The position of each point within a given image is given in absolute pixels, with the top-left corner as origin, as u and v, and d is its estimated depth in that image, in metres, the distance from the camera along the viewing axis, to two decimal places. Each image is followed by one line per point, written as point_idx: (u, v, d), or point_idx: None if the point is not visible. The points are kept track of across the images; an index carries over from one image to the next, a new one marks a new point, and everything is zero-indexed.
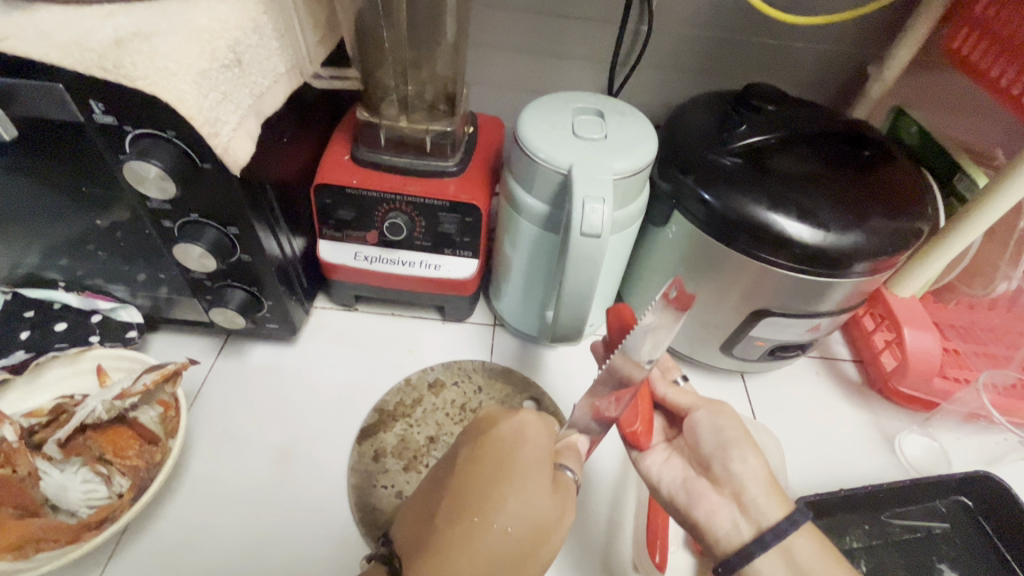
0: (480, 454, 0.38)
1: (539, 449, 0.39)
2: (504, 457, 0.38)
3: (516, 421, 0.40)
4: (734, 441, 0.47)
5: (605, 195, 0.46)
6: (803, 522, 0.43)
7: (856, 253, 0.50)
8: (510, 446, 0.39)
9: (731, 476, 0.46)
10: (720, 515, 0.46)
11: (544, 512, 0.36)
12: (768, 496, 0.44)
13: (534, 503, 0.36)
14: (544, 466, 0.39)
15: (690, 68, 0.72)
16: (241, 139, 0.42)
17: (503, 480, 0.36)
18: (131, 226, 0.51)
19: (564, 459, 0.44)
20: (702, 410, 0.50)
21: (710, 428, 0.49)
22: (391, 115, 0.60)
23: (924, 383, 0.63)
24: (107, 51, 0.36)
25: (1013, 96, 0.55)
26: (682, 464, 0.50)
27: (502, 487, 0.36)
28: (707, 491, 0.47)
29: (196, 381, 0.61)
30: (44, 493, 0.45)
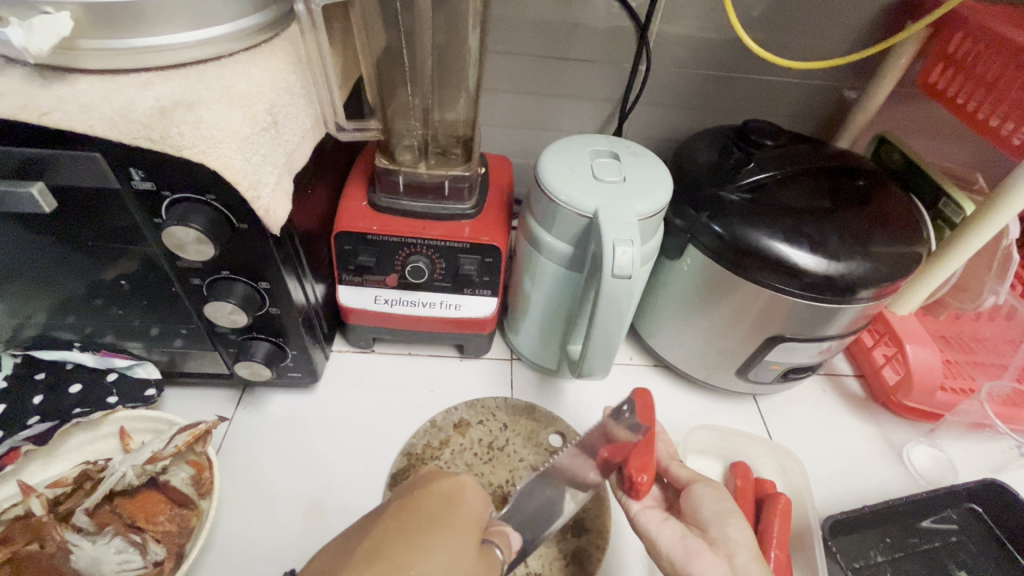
0: (414, 503, 0.37)
1: (474, 510, 0.38)
2: (437, 509, 0.37)
3: (456, 480, 0.40)
4: (731, 512, 0.48)
5: (632, 237, 0.48)
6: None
7: (864, 280, 0.53)
8: (446, 499, 0.38)
9: (729, 538, 0.45)
10: (715, 568, 0.43)
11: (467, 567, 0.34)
12: (758, 563, 0.43)
13: (459, 551, 0.34)
14: (475, 523, 0.37)
15: (686, 104, 0.76)
16: (279, 198, 0.42)
17: (431, 530, 0.35)
18: (155, 283, 0.50)
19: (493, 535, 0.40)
20: (704, 483, 0.51)
21: (711, 497, 0.49)
22: (408, 161, 0.61)
23: (928, 396, 0.67)
24: (153, 121, 0.37)
25: (989, 126, 0.59)
26: (679, 526, 0.48)
27: (430, 532, 0.34)
28: (703, 549, 0.45)
29: (218, 435, 0.60)
30: (75, 568, 0.44)
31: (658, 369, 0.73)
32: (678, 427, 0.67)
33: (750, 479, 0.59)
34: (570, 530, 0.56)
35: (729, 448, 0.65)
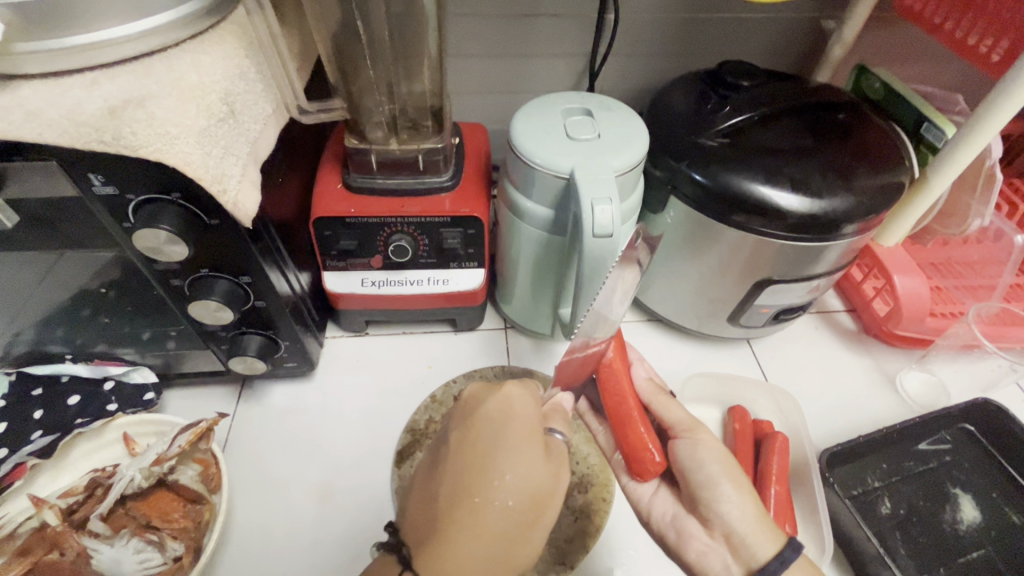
0: (472, 434, 0.40)
1: (529, 419, 0.41)
2: (495, 433, 0.40)
3: (502, 396, 0.42)
4: (719, 476, 0.45)
5: (611, 195, 0.47)
6: (792, 558, 0.41)
7: (847, 216, 0.52)
8: (499, 423, 0.40)
9: (720, 517, 0.44)
10: (710, 555, 0.44)
11: (541, 479, 0.38)
12: (756, 534, 0.42)
13: (529, 473, 0.38)
14: (533, 434, 0.40)
15: (659, 51, 0.74)
16: (247, 190, 0.41)
17: (497, 457, 0.38)
18: (137, 288, 0.50)
19: (552, 422, 0.45)
20: (683, 441, 0.48)
21: (691, 462, 0.47)
22: (378, 139, 0.59)
23: (918, 323, 0.67)
24: (103, 122, 0.36)
25: (968, 46, 0.57)
26: (673, 499, 0.49)
27: (496, 462, 0.38)
28: (696, 532, 0.46)
29: (223, 432, 0.61)
30: (97, 570, 0.45)
31: (652, 323, 0.74)
32: (675, 378, 0.68)
33: (747, 421, 0.60)
34: (577, 488, 0.58)
35: (726, 393, 0.66)
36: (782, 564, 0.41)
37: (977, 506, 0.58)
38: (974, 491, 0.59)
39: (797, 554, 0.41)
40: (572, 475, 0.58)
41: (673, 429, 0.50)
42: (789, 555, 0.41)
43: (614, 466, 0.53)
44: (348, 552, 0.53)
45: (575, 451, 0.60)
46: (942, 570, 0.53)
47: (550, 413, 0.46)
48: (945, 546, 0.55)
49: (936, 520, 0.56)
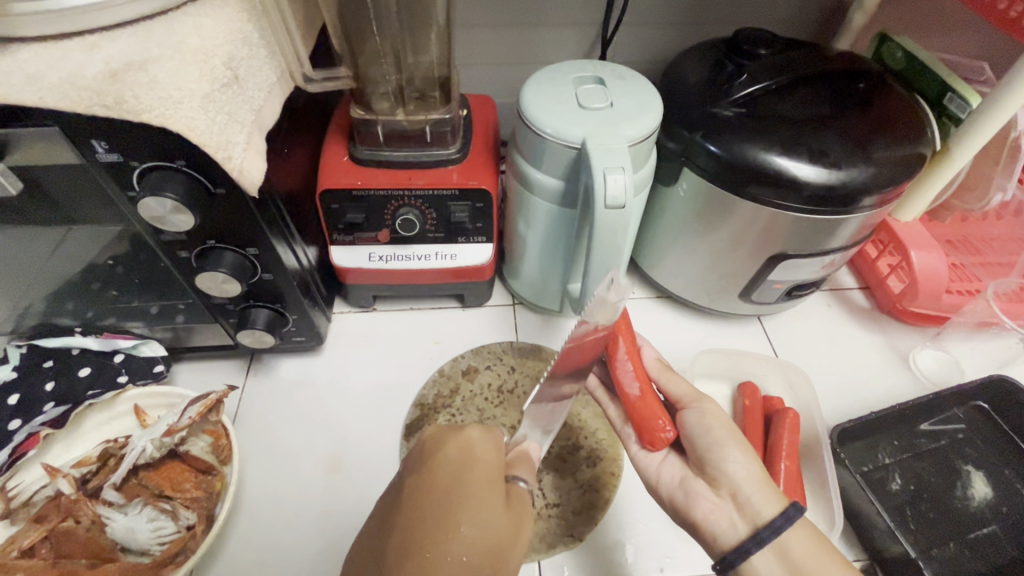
0: (428, 480, 0.36)
1: (489, 464, 0.38)
2: (452, 480, 0.36)
3: (462, 440, 0.39)
4: (725, 441, 0.46)
5: (624, 164, 0.46)
6: (798, 517, 0.41)
7: (865, 188, 0.51)
8: (458, 468, 0.37)
9: (726, 476, 0.44)
10: (717, 513, 0.43)
11: (500, 532, 0.34)
12: (763, 492, 0.42)
13: (488, 522, 0.34)
14: (494, 480, 0.37)
15: (673, 20, 0.72)
16: (253, 158, 0.40)
17: (455, 505, 0.34)
18: (144, 261, 0.50)
19: (516, 469, 0.41)
20: (691, 410, 0.49)
21: (698, 428, 0.47)
22: (385, 109, 0.58)
23: (934, 300, 0.66)
24: (105, 86, 0.35)
25: (999, 11, 0.55)
26: (681, 465, 0.48)
27: (452, 512, 0.34)
28: (704, 492, 0.45)
29: (233, 404, 0.61)
30: (112, 538, 0.46)
31: (662, 300, 0.73)
32: (685, 354, 0.67)
33: (757, 397, 0.60)
34: (585, 462, 0.58)
35: (738, 369, 0.65)
36: (788, 520, 0.40)
37: (988, 482, 0.57)
38: (986, 468, 0.58)
39: (802, 514, 0.41)
40: (580, 450, 0.58)
41: (679, 402, 0.51)
42: (794, 512, 0.41)
43: (622, 437, 0.53)
44: (358, 522, 0.54)
45: (583, 426, 0.60)
46: (952, 544, 0.53)
47: (514, 461, 0.42)
48: (955, 521, 0.55)
49: (947, 496, 0.56)
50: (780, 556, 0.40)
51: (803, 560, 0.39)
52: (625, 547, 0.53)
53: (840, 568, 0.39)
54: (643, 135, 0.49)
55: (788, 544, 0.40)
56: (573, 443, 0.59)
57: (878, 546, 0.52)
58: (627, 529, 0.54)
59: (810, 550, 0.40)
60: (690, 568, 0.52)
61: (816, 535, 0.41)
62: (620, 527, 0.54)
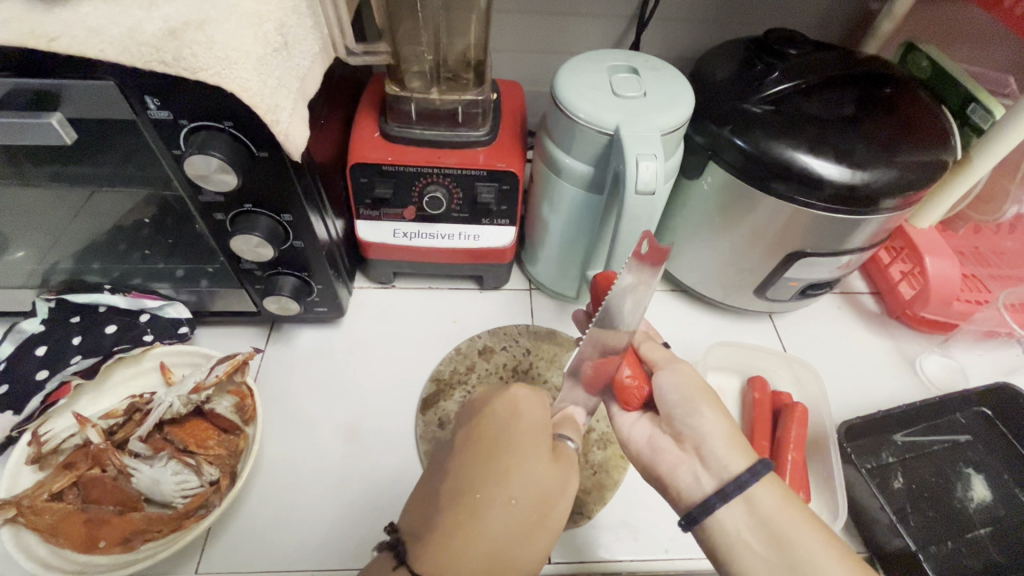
0: (478, 436, 0.38)
1: (535, 420, 0.39)
2: (500, 434, 0.38)
3: (508, 397, 0.40)
4: (695, 398, 0.45)
5: (655, 152, 0.47)
6: (765, 472, 0.41)
7: (887, 191, 0.52)
8: (504, 424, 0.39)
9: (692, 431, 0.44)
10: (681, 468, 0.44)
11: (546, 483, 0.37)
12: (728, 449, 0.42)
13: (534, 476, 0.36)
14: (542, 436, 0.38)
15: (703, 18, 0.73)
16: (297, 123, 0.41)
17: (501, 459, 0.37)
18: (181, 219, 0.51)
19: (563, 429, 0.42)
20: (662, 369, 0.47)
21: (671, 386, 0.46)
22: (419, 88, 0.59)
23: (945, 307, 0.67)
24: (163, 43, 0.36)
25: None
26: (652, 423, 0.48)
27: (502, 463, 0.37)
28: (669, 448, 0.45)
29: (254, 367, 0.62)
30: (138, 488, 0.47)
31: (676, 293, 0.74)
32: (697, 347, 0.68)
33: (766, 391, 0.61)
34: (596, 444, 0.59)
35: (747, 363, 0.67)
36: (754, 475, 0.40)
37: (988, 486, 0.58)
38: (986, 472, 0.59)
39: (770, 470, 0.41)
40: (591, 432, 0.60)
41: (653, 364, 0.49)
42: (761, 467, 0.41)
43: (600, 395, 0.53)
44: (372, 491, 0.55)
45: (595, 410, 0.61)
46: (949, 542, 0.55)
47: (561, 420, 0.43)
48: (952, 520, 0.56)
49: (946, 497, 0.57)
50: (749, 511, 0.40)
51: (771, 515, 0.39)
52: (629, 528, 0.54)
53: (806, 520, 0.39)
54: (676, 125, 0.50)
55: (755, 500, 0.40)
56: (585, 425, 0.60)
57: (877, 539, 0.53)
58: (634, 513, 0.55)
59: (775, 503, 0.40)
60: (694, 551, 0.53)
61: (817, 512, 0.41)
62: (628, 512, 0.55)
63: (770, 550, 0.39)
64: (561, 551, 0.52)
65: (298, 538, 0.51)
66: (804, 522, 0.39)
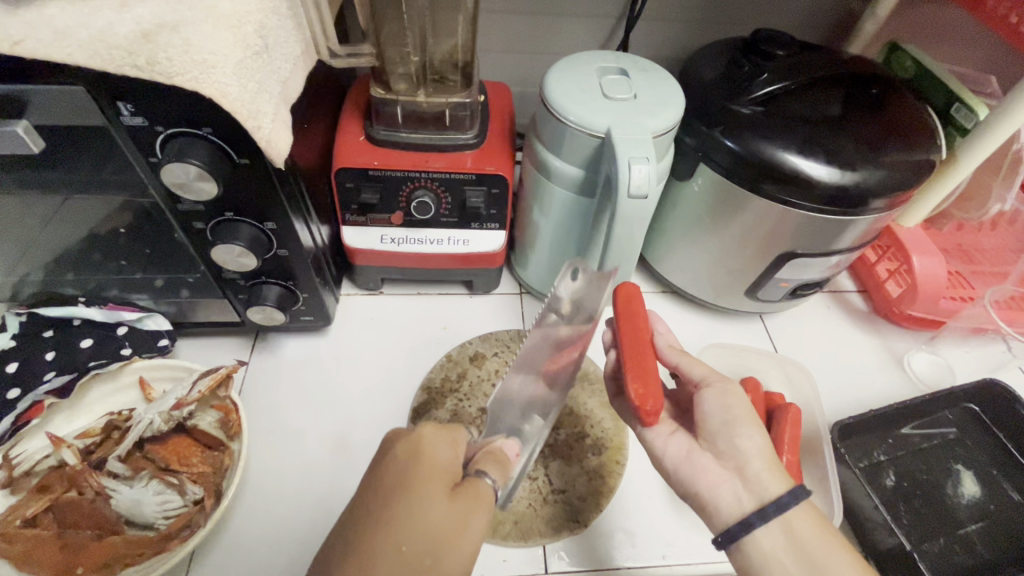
0: (374, 478, 0.36)
1: (439, 458, 0.37)
2: (397, 475, 0.35)
3: (410, 438, 0.38)
4: (741, 419, 0.45)
5: (647, 154, 0.47)
6: (804, 497, 0.41)
7: (876, 191, 0.52)
8: (404, 462, 0.36)
9: (737, 451, 0.44)
10: (722, 486, 0.44)
11: (445, 520, 0.33)
12: (770, 472, 0.43)
13: (430, 514, 0.33)
14: (443, 476, 0.36)
15: (690, 19, 0.73)
16: (280, 129, 0.40)
17: (394, 498, 0.33)
18: (158, 228, 0.49)
19: (483, 467, 0.40)
20: (710, 389, 0.47)
21: (718, 405, 0.46)
22: (405, 90, 0.58)
23: (932, 305, 0.68)
24: (136, 46, 0.34)
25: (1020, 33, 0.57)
26: (687, 440, 0.47)
27: (393, 503, 0.33)
28: (709, 466, 0.45)
29: (238, 380, 0.60)
30: (117, 510, 0.45)
31: (667, 294, 0.74)
32: (689, 349, 0.68)
33: (759, 392, 0.60)
34: (590, 449, 0.58)
35: (739, 364, 0.67)
36: (796, 497, 0.41)
37: (977, 482, 0.59)
38: (976, 468, 0.60)
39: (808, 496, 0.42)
40: (586, 438, 0.59)
41: (699, 380, 0.49)
42: (801, 491, 0.42)
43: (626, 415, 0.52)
44: None
45: (589, 415, 0.61)
46: (941, 539, 0.55)
47: (479, 460, 0.40)
48: (943, 517, 0.56)
49: (937, 493, 0.58)
50: (784, 532, 0.41)
51: (808, 537, 0.40)
52: (626, 535, 0.54)
53: (841, 547, 0.40)
54: (667, 128, 0.50)
55: (794, 523, 0.41)
56: (580, 432, 0.59)
57: (872, 539, 0.53)
58: (631, 519, 0.55)
59: (812, 528, 0.40)
60: (691, 556, 0.53)
61: (820, 520, 0.41)
62: (625, 518, 0.55)
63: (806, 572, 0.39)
64: (558, 560, 0.51)
65: (287, 555, 0.50)
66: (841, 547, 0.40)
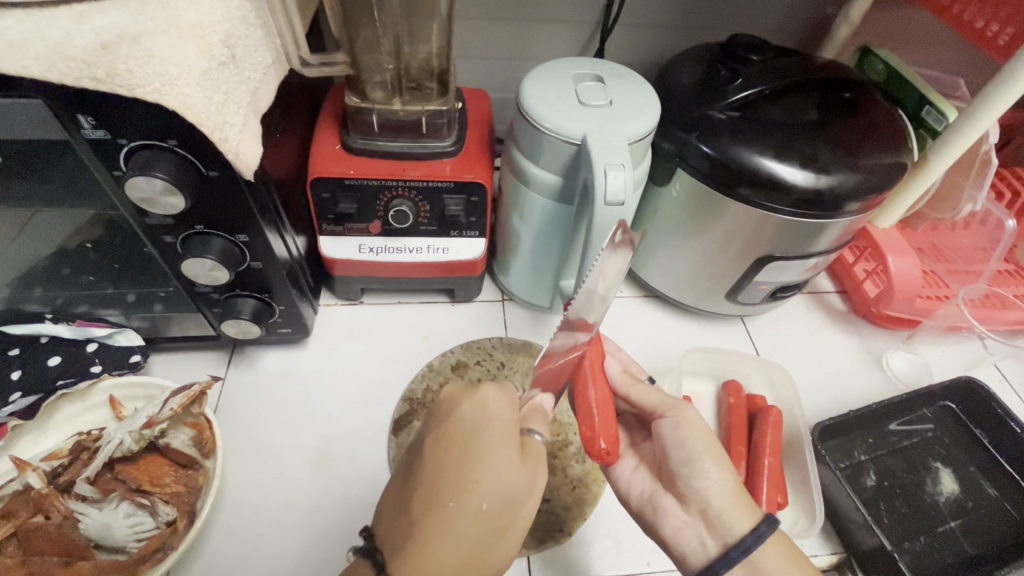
0: (445, 441, 0.35)
1: (505, 423, 0.36)
2: (469, 438, 0.35)
3: (476, 399, 0.36)
4: (700, 454, 0.46)
5: (624, 161, 0.47)
6: (769, 534, 0.42)
7: (850, 194, 0.53)
8: (474, 428, 0.35)
9: (698, 493, 0.45)
10: (686, 531, 0.45)
11: (516, 485, 0.34)
12: (733, 511, 0.43)
13: (507, 478, 0.34)
14: (511, 440, 0.35)
15: (668, 23, 0.73)
16: (249, 141, 0.39)
17: (470, 464, 0.34)
18: (125, 243, 0.48)
19: (530, 421, 0.40)
20: (668, 421, 0.49)
21: (674, 440, 0.47)
22: (380, 99, 0.57)
23: (908, 304, 0.69)
24: (96, 58, 0.33)
25: (989, 36, 0.58)
26: (650, 478, 0.50)
27: (468, 469, 0.34)
28: (673, 509, 0.47)
29: (214, 395, 0.59)
30: (86, 535, 0.44)
31: (650, 300, 0.74)
32: (672, 353, 0.68)
33: (741, 395, 0.61)
34: (574, 458, 0.58)
35: (721, 367, 0.67)
36: (758, 538, 0.42)
37: (955, 480, 0.60)
38: (953, 465, 0.61)
39: (773, 531, 0.42)
40: (569, 446, 0.59)
41: (655, 412, 0.50)
42: (764, 530, 0.42)
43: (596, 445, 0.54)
44: (345, 518, 0.52)
45: (573, 422, 0.60)
46: (921, 538, 0.55)
47: (528, 414, 0.41)
48: (923, 515, 0.57)
49: (917, 491, 0.58)
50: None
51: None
52: (609, 545, 0.53)
53: None
54: (644, 134, 0.50)
55: (759, 565, 0.41)
56: (563, 439, 0.59)
57: (854, 540, 0.54)
58: (615, 528, 0.54)
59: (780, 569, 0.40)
60: (675, 564, 0.53)
61: (790, 553, 0.42)
62: (610, 526, 0.54)
63: None
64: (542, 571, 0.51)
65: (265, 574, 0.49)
66: None
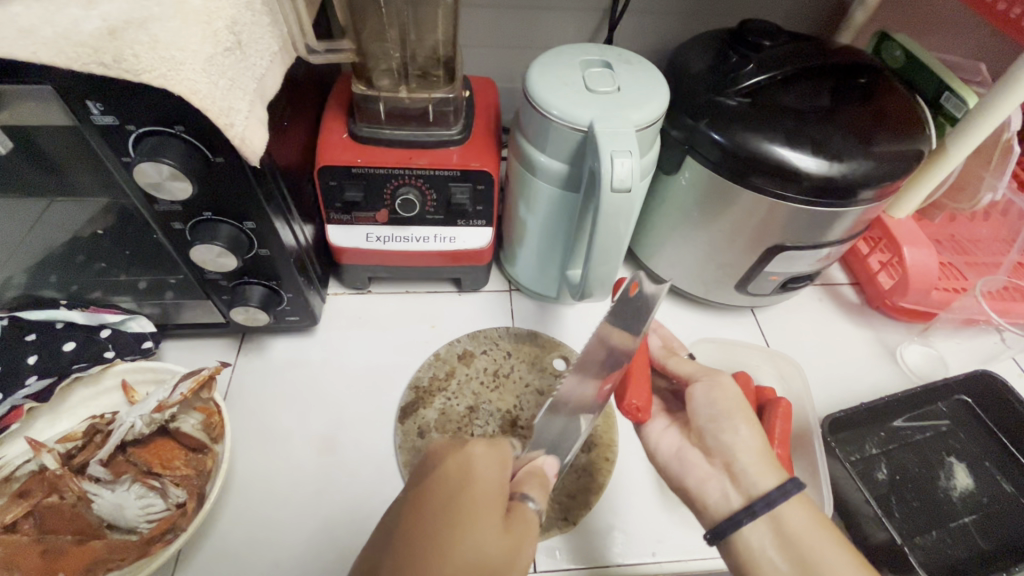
0: (425, 496, 0.35)
1: (488, 484, 0.36)
2: (450, 495, 0.35)
3: (462, 457, 0.38)
4: (729, 414, 0.46)
5: (631, 148, 0.46)
6: (795, 492, 0.41)
7: (864, 181, 0.51)
8: (455, 483, 0.36)
9: (724, 447, 0.45)
10: (709, 483, 0.45)
11: (497, 552, 0.32)
12: (758, 466, 0.43)
13: (485, 542, 0.32)
14: (492, 501, 0.35)
15: (678, 10, 0.72)
16: (255, 127, 0.39)
17: (449, 521, 0.33)
18: (135, 231, 0.49)
19: (525, 487, 0.40)
20: (700, 383, 0.49)
21: (704, 400, 0.48)
22: (386, 87, 0.57)
23: (924, 296, 0.68)
24: (102, 44, 0.33)
25: (1011, 19, 0.56)
26: (680, 435, 0.50)
27: (446, 527, 0.33)
28: (699, 462, 0.47)
29: (224, 381, 0.60)
30: (99, 515, 0.45)
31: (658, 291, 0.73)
32: None
33: (751, 386, 0.58)
34: (580, 447, 0.58)
35: (731, 359, 0.66)
36: (783, 494, 0.41)
37: (970, 474, 0.59)
38: (967, 460, 0.60)
39: (800, 490, 0.41)
40: None
41: (690, 378, 0.51)
42: (790, 487, 0.41)
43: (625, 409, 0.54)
44: (352, 504, 0.53)
45: None
46: (934, 533, 0.55)
47: (523, 480, 0.41)
48: (937, 510, 0.56)
49: (930, 486, 0.57)
50: (776, 527, 0.40)
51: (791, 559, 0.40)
52: (615, 534, 0.53)
53: (839, 544, 0.39)
54: (652, 121, 0.49)
55: (783, 517, 0.40)
56: None
57: (864, 534, 0.53)
58: (621, 516, 0.54)
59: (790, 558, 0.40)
60: (681, 553, 0.52)
61: (814, 511, 0.41)
62: (616, 515, 0.54)
63: (794, 568, 0.39)
64: (547, 558, 0.51)
65: (272, 557, 0.50)
66: (830, 540, 0.40)
